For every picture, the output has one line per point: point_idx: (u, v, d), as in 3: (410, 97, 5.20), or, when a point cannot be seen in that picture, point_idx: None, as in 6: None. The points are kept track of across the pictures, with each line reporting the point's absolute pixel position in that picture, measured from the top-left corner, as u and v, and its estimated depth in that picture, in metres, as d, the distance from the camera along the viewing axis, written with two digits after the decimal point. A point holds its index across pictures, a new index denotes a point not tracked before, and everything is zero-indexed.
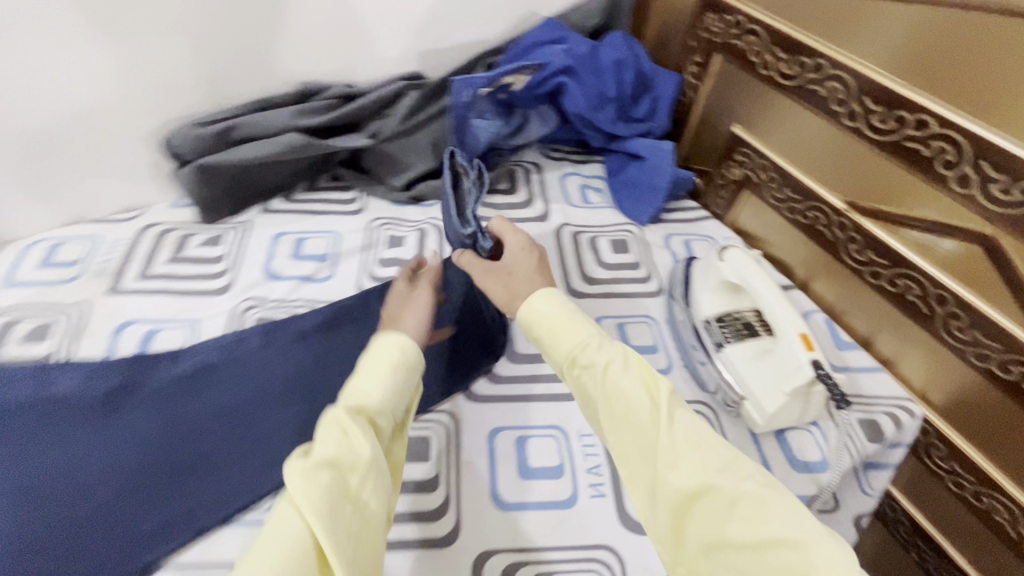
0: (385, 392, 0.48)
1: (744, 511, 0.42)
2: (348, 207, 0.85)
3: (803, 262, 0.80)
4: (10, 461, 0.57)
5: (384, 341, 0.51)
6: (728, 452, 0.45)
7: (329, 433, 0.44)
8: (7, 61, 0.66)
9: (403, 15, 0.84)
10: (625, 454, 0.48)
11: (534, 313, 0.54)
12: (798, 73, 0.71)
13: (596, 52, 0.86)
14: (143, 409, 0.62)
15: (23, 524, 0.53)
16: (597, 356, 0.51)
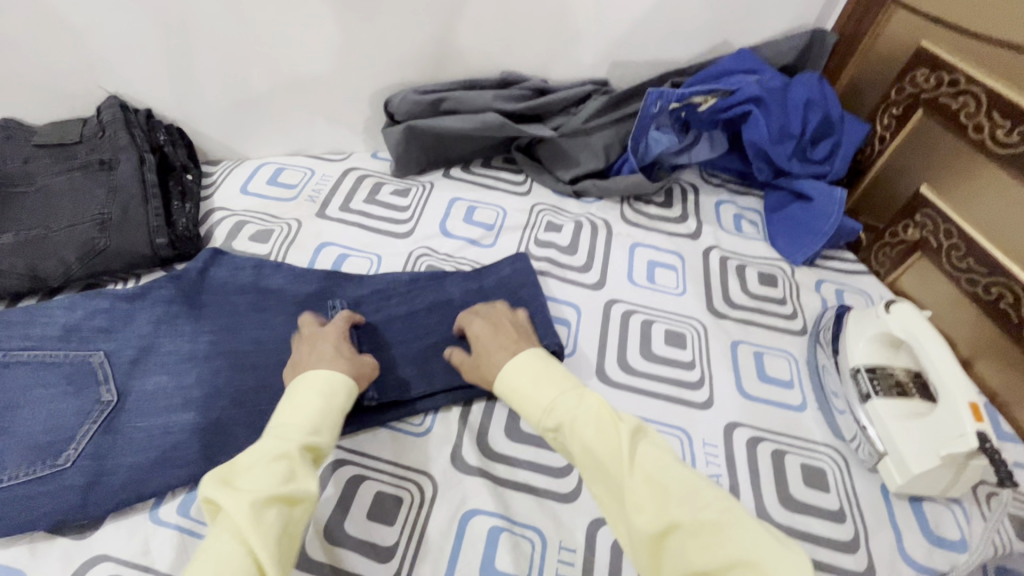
0: (326, 428, 0.52)
1: (708, 540, 0.41)
2: (517, 189, 0.94)
3: (971, 339, 0.76)
4: (232, 329, 0.70)
5: (323, 382, 0.55)
6: (688, 484, 0.45)
7: (274, 465, 0.46)
8: (294, 16, 0.81)
9: (608, 26, 0.91)
10: (606, 505, 0.49)
11: (506, 377, 0.57)
12: (1017, 142, 0.67)
13: (787, 89, 0.87)
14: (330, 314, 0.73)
15: (235, 379, 0.65)
16: (560, 416, 0.52)
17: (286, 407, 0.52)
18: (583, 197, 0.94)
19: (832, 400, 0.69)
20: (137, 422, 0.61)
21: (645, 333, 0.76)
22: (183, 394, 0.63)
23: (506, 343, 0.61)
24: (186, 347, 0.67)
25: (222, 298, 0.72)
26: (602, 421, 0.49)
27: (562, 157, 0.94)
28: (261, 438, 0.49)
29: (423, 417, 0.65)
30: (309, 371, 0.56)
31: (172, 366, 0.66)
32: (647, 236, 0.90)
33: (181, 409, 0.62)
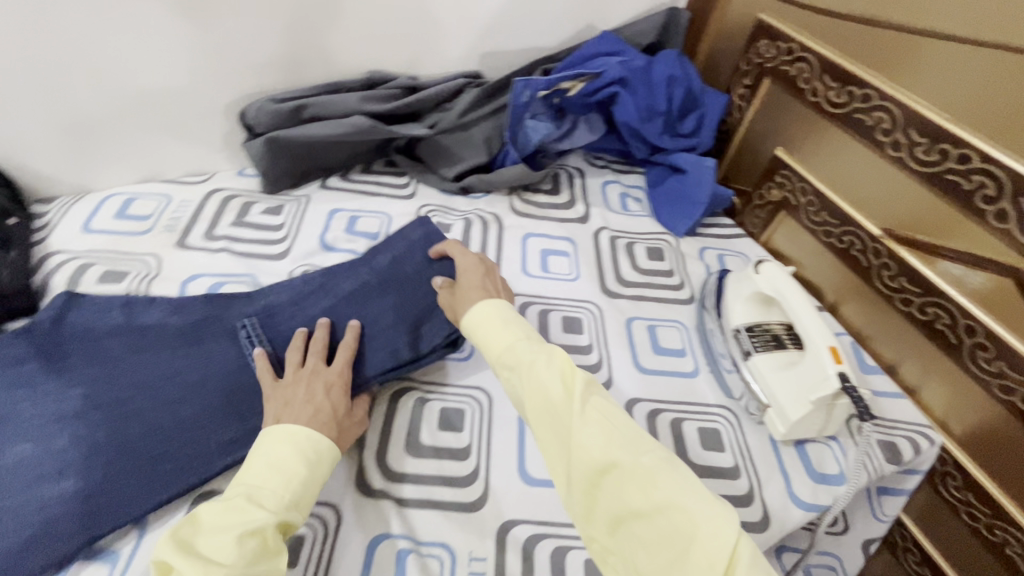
0: (304, 498, 0.51)
1: (643, 481, 0.46)
2: (401, 192, 0.90)
3: (834, 285, 0.83)
4: (104, 377, 0.62)
5: (310, 447, 0.53)
6: (633, 431, 0.50)
7: (246, 539, 0.45)
8: (116, 28, 0.72)
9: (471, 17, 0.89)
10: (546, 442, 0.53)
11: (474, 319, 0.61)
12: (846, 101, 0.73)
13: (649, 68, 0.90)
14: (220, 338, 0.66)
15: (116, 433, 0.58)
16: (521, 357, 0.56)
17: (265, 463, 0.51)
18: (471, 193, 0.92)
19: (721, 361, 0.73)
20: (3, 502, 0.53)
21: (542, 324, 0.76)
22: (55, 458, 0.56)
23: (488, 287, 0.66)
24: (51, 407, 0.59)
25: (87, 343, 0.64)
26: (561, 367, 0.53)
27: (443, 154, 0.92)
28: (235, 497, 0.49)
29: None
30: (299, 426, 0.54)
31: (36, 432, 0.58)
32: (538, 224, 0.90)
33: (55, 477, 0.55)
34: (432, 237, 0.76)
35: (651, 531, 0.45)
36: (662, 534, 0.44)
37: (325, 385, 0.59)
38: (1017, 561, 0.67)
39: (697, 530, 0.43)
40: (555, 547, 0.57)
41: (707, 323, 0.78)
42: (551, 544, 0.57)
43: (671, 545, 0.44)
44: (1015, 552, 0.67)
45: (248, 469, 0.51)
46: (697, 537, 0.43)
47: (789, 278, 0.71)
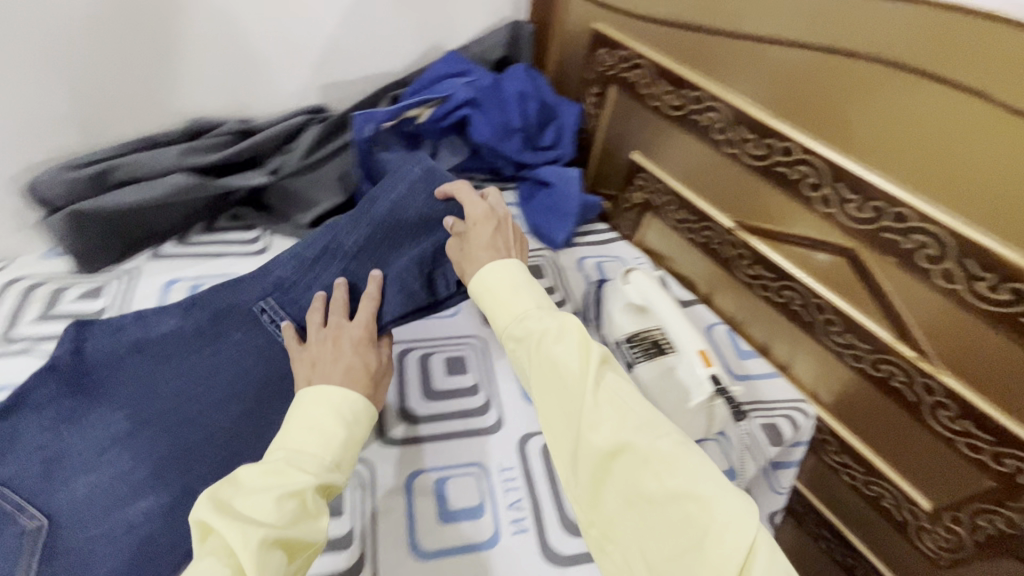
0: (343, 462, 0.52)
1: (657, 467, 0.45)
2: (252, 247, 0.82)
3: (705, 277, 0.85)
4: (141, 395, 0.60)
5: (346, 407, 0.54)
6: (648, 413, 0.49)
7: (285, 501, 0.46)
8: None
9: (300, 47, 0.82)
10: (554, 416, 0.52)
11: (485, 281, 0.60)
12: (682, 104, 0.76)
13: (500, 85, 0.88)
14: (244, 331, 0.64)
15: (175, 445, 0.58)
16: (534, 329, 0.55)
17: (304, 428, 0.52)
18: None
19: None
20: (81, 539, 0.52)
21: (424, 371, 0.71)
22: (124, 483, 0.55)
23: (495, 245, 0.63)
24: (97, 434, 0.57)
25: (107, 366, 0.61)
26: (577, 341, 0.52)
27: (294, 199, 0.84)
28: (276, 461, 0.49)
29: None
30: (332, 386, 0.55)
31: (91, 463, 0.56)
32: None
33: (134, 499, 0.55)
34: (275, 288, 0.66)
35: (663, 519, 0.44)
36: (676, 520, 0.44)
37: (356, 341, 0.60)
38: (892, 510, 0.72)
39: (710, 521, 0.42)
40: None
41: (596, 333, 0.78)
42: None
43: (682, 535, 0.43)
44: (890, 503, 0.72)
45: (287, 433, 0.52)
46: (711, 529, 0.42)
47: (655, 286, 0.73)
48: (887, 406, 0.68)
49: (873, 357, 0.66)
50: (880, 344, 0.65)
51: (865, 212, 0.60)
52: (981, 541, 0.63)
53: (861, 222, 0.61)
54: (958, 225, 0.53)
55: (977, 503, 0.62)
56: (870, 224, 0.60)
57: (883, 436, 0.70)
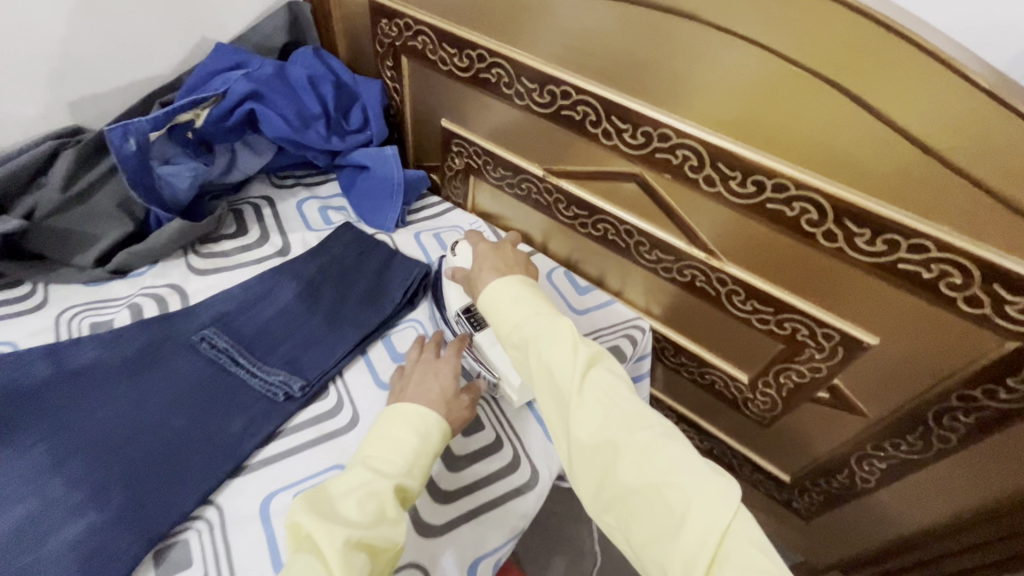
0: (417, 471, 0.54)
1: (638, 460, 0.48)
2: (24, 306, 0.70)
3: (539, 228, 0.90)
4: (61, 423, 0.59)
5: (421, 421, 0.57)
6: (634, 409, 0.51)
7: (365, 502, 0.50)
8: None
9: (22, 66, 0.70)
10: (550, 414, 0.55)
11: (489, 294, 0.60)
12: (469, 65, 0.77)
13: (283, 72, 0.83)
14: (177, 354, 0.67)
15: (107, 465, 0.56)
16: (530, 335, 0.56)
17: (382, 440, 0.55)
18: (130, 272, 0.75)
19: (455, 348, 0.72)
20: (20, 562, 0.50)
21: (259, 391, 0.65)
22: (58, 507, 0.53)
23: (497, 267, 0.64)
24: (21, 470, 0.55)
25: (23, 405, 0.60)
26: (569, 344, 0.54)
27: (69, 240, 0.73)
28: (358, 468, 0.53)
29: None
30: (412, 404, 0.58)
31: (20, 493, 0.54)
32: (229, 277, 0.78)
33: (69, 519, 0.53)
34: (157, 343, 0.67)
35: (647, 507, 0.47)
36: (655, 509, 0.46)
37: (443, 372, 0.63)
38: (724, 391, 0.84)
39: (688, 507, 0.45)
40: None
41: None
42: None
43: (660, 516, 0.46)
44: (721, 386, 0.83)
45: (370, 449, 0.55)
46: (688, 513, 0.45)
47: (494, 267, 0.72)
48: (701, 304, 0.77)
49: (677, 265, 0.75)
50: (678, 253, 0.73)
51: (637, 138, 0.66)
52: (787, 395, 0.76)
53: (637, 148, 0.67)
54: (702, 133, 0.61)
55: (777, 366, 0.74)
56: (644, 149, 0.67)
57: (706, 333, 0.80)
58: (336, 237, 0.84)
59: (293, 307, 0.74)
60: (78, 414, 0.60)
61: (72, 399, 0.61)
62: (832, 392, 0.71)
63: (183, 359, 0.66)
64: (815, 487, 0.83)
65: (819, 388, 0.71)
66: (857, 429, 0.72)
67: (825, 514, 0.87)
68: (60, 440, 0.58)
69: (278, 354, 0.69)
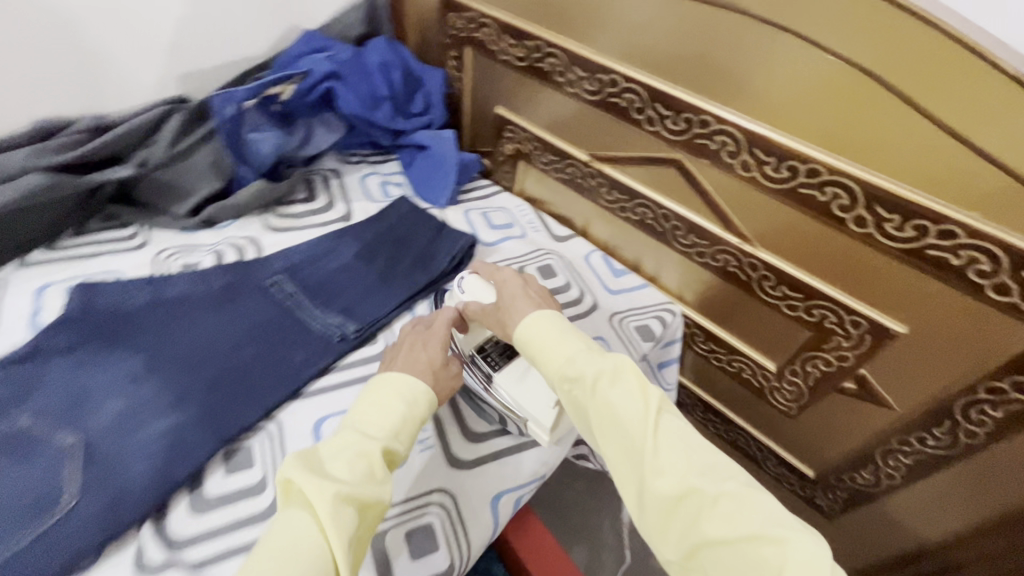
0: (404, 434, 0.53)
1: (724, 510, 0.46)
2: (128, 244, 0.81)
3: (581, 213, 0.95)
4: (154, 341, 0.68)
5: (408, 389, 0.55)
6: (709, 457, 0.49)
7: (355, 461, 0.48)
8: None
9: (147, 39, 0.82)
10: (616, 461, 0.52)
11: (530, 329, 0.59)
12: (526, 55, 0.83)
13: (360, 57, 0.92)
14: (251, 294, 0.76)
15: (189, 379, 0.65)
16: (587, 371, 0.54)
17: (370, 404, 0.53)
18: (217, 224, 0.86)
19: (472, 394, 0.67)
20: (114, 445, 0.58)
21: (316, 331, 0.72)
22: (147, 407, 0.61)
23: (522, 295, 0.63)
24: (120, 374, 0.64)
25: (126, 322, 0.70)
26: (634, 385, 0.53)
27: (168, 191, 0.84)
28: (347, 430, 0.52)
29: (96, 557, 0.52)
30: (402, 373, 0.56)
31: (116, 391, 0.62)
32: (299, 235, 0.87)
33: (154, 419, 0.60)
34: (235, 284, 0.77)
35: (741, 562, 0.44)
36: (751, 564, 0.44)
37: (431, 346, 0.61)
38: (752, 380, 0.85)
39: (784, 563, 0.42)
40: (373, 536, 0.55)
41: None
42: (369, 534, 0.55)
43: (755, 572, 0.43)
44: (749, 375, 0.85)
45: (357, 414, 0.53)
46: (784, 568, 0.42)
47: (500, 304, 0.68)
48: (733, 290, 0.80)
49: (711, 250, 0.78)
50: (712, 238, 0.76)
51: (678, 124, 0.70)
52: (813, 385, 0.77)
53: (677, 134, 0.71)
54: (740, 120, 0.64)
55: (805, 354, 0.75)
56: (684, 134, 0.71)
57: (737, 320, 0.82)
58: (394, 208, 0.91)
59: (352, 264, 0.82)
60: (168, 334, 0.69)
61: (164, 322, 0.71)
62: (859, 383, 0.72)
63: (255, 298, 0.75)
64: (840, 484, 0.84)
65: (846, 377, 0.73)
66: (881, 422, 0.73)
67: (849, 514, 0.86)
68: (152, 353, 0.67)
69: (336, 302, 0.77)
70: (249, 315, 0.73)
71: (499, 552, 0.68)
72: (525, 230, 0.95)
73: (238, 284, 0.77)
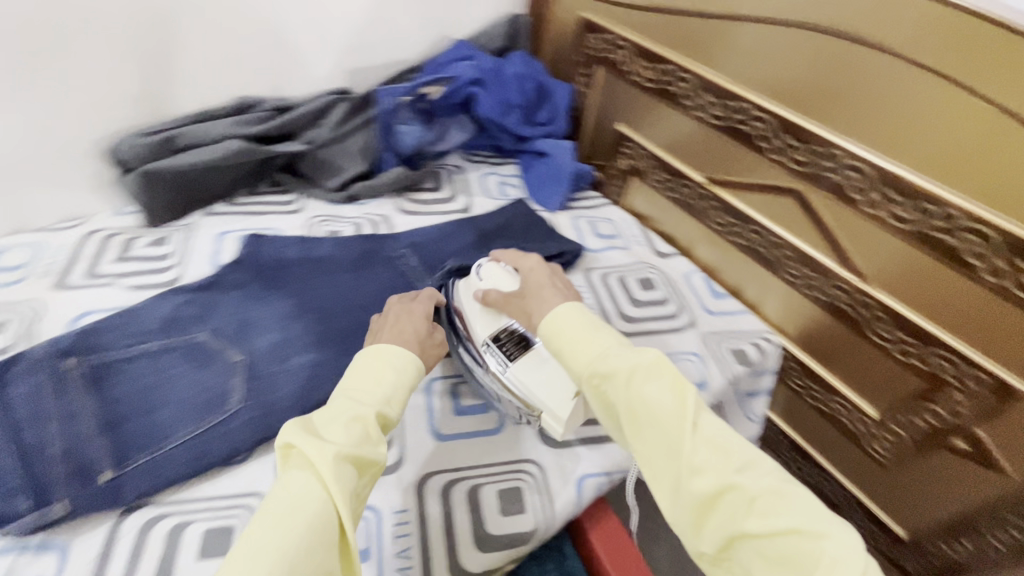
0: (396, 399, 0.54)
1: (763, 507, 0.46)
2: (286, 208, 0.94)
3: (686, 233, 0.97)
4: (303, 290, 0.80)
5: (397, 360, 0.56)
6: (744, 451, 0.49)
7: (351, 425, 0.49)
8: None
9: (330, 37, 0.96)
10: (649, 458, 0.51)
11: (558, 322, 0.59)
12: (658, 77, 0.89)
13: (501, 68, 1.02)
14: (382, 264, 0.86)
15: (328, 325, 0.76)
16: (618, 367, 0.54)
17: (362, 373, 0.54)
18: (358, 200, 0.98)
19: (486, 380, 0.69)
20: (271, 368, 0.69)
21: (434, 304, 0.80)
22: (295, 342, 0.73)
23: (544, 283, 0.65)
24: (276, 312, 0.76)
25: (283, 271, 0.82)
26: (667, 382, 0.52)
27: (324, 167, 0.97)
28: (339, 397, 0.52)
29: (248, 454, 0.63)
30: (388, 345, 0.57)
31: (273, 325, 0.74)
32: (424, 219, 0.97)
33: (301, 352, 0.72)
34: (369, 253, 0.87)
35: (779, 556, 0.44)
36: (791, 557, 0.44)
37: (420, 321, 0.63)
38: (847, 424, 0.83)
39: (824, 562, 0.42)
40: (470, 487, 0.63)
41: (610, 281, 0.91)
42: (466, 486, 0.63)
43: (792, 569, 0.43)
44: (845, 418, 0.83)
45: (349, 382, 0.54)
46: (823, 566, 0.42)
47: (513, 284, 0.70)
48: (839, 328, 0.79)
49: (822, 284, 0.78)
50: (825, 272, 0.76)
51: (805, 156, 0.72)
52: (919, 438, 0.74)
53: (803, 166, 0.73)
54: (873, 156, 0.66)
55: (912, 404, 0.73)
56: (809, 166, 0.73)
57: (840, 360, 0.81)
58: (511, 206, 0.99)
59: (468, 250, 0.90)
60: (314, 286, 0.81)
61: (310, 276, 0.82)
62: (972, 443, 0.68)
63: (384, 268, 0.85)
64: (935, 549, 0.79)
65: (958, 435, 0.70)
66: (994, 489, 0.69)
67: None
68: (299, 300, 0.78)
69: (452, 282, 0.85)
70: (379, 281, 0.83)
71: (570, 537, 0.72)
72: (629, 242, 0.99)
73: (372, 254, 0.87)
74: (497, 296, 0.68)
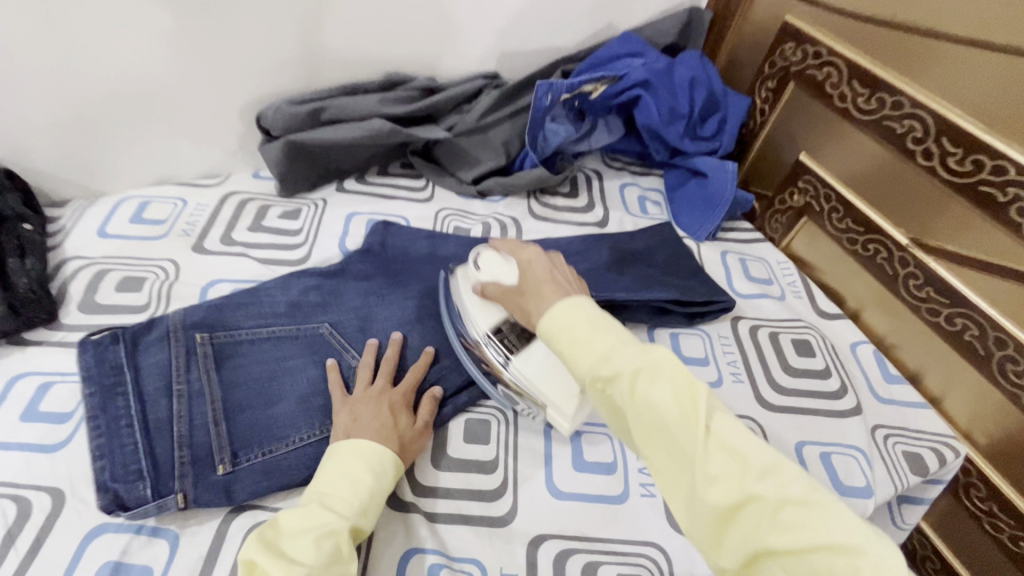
0: (372, 508, 0.51)
1: (790, 519, 0.35)
2: (419, 195, 0.89)
3: (860, 294, 0.81)
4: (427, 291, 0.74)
5: (377, 460, 0.53)
6: (768, 452, 0.38)
7: (321, 542, 0.46)
8: (144, 33, 0.72)
9: (489, 16, 0.87)
10: (659, 466, 0.42)
11: (556, 323, 0.47)
12: (876, 108, 0.73)
13: (671, 70, 0.90)
14: None
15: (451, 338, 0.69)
16: (621, 366, 0.43)
17: (336, 475, 0.51)
18: (489, 197, 0.91)
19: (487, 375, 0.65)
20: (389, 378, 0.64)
21: None
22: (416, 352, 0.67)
23: (546, 281, 0.53)
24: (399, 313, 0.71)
25: (408, 266, 0.77)
26: (674, 379, 0.41)
27: (461, 157, 0.90)
28: (311, 503, 0.49)
29: None
30: (368, 440, 0.54)
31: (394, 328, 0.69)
32: (557, 229, 0.89)
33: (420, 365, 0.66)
34: None
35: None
36: None
37: (398, 410, 0.59)
38: None
39: None
40: (586, 562, 0.56)
41: (760, 336, 0.78)
42: (582, 560, 0.56)
43: None
44: None
45: (322, 486, 0.51)
46: None
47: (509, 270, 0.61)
48: None
49: None
50: None
51: None
52: None
53: None
54: None
55: None
56: None
57: None
58: (654, 228, 0.88)
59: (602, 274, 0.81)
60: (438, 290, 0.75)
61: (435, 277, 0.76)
62: None
63: None
64: None
65: None
66: None
67: None
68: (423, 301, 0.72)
69: None
70: None
71: None
72: (785, 292, 0.85)
73: None
74: (495, 291, 0.60)
